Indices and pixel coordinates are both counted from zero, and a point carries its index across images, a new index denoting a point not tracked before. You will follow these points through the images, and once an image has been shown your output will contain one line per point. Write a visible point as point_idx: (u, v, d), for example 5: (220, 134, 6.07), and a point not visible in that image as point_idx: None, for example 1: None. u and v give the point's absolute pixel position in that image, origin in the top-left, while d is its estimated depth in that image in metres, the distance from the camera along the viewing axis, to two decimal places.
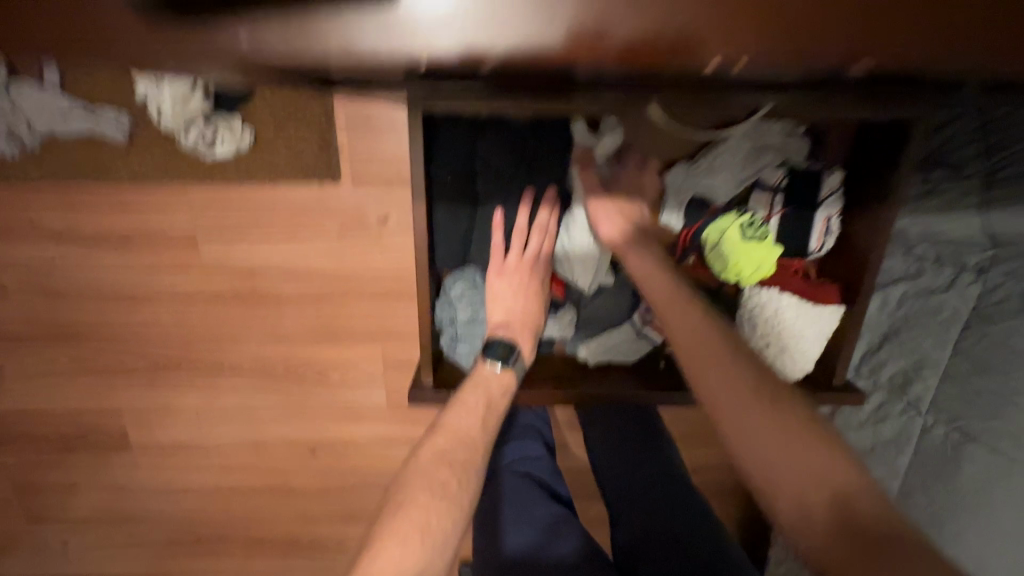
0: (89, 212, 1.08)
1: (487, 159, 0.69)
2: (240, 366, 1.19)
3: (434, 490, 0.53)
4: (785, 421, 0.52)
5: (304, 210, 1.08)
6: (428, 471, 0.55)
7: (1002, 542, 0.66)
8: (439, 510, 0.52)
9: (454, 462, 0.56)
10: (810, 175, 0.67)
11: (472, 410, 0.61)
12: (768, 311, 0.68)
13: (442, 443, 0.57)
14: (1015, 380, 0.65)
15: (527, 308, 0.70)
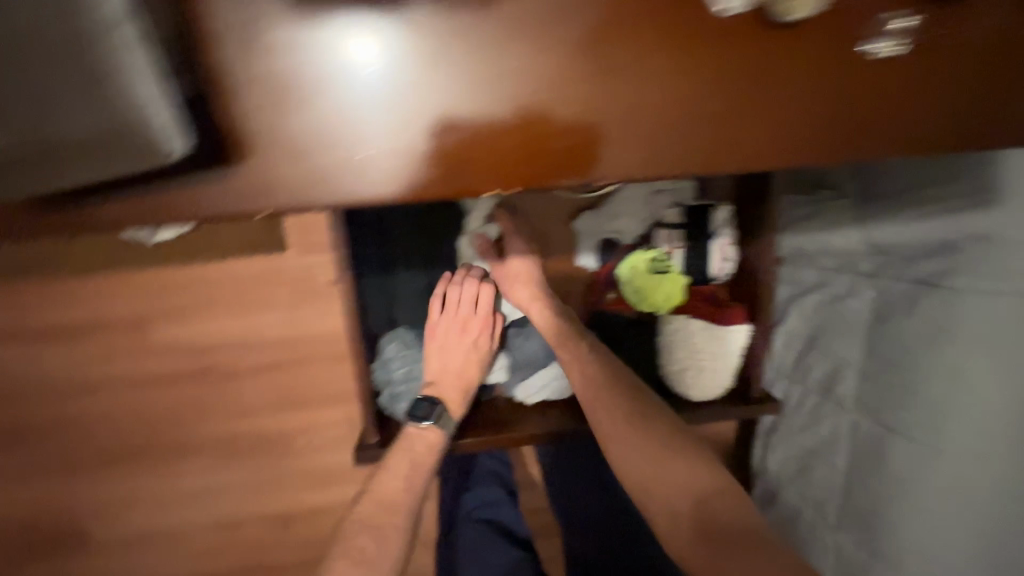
0: (35, 311, 1.09)
1: (405, 234, 0.78)
2: (203, 446, 1.18)
3: (353, 557, 0.62)
4: (653, 440, 0.65)
5: (251, 285, 1.10)
6: (352, 536, 0.65)
7: (930, 523, 0.72)
8: (359, 571, 0.62)
9: (373, 527, 0.66)
10: (699, 212, 0.77)
11: (397, 474, 0.70)
12: (680, 335, 0.75)
13: (366, 509, 0.67)
14: (912, 371, 0.71)
15: (461, 366, 0.76)
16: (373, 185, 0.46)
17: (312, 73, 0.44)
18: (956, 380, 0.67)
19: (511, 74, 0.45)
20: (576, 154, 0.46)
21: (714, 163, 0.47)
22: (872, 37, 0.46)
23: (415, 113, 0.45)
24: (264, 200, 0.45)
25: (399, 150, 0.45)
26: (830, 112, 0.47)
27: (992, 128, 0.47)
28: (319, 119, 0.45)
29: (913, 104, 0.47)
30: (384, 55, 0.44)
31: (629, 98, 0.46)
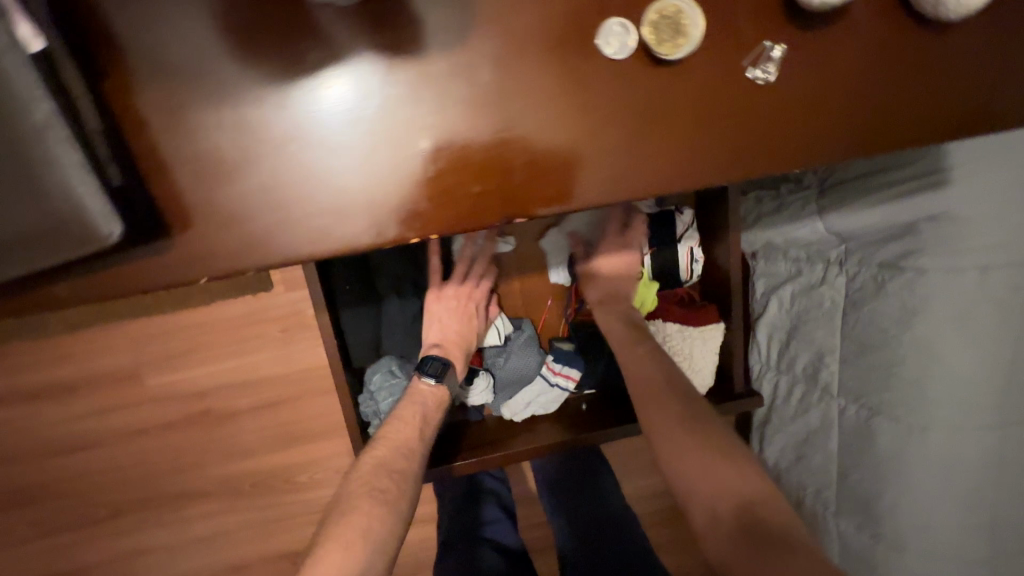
0: (27, 371, 1.08)
1: (380, 263, 0.71)
2: (206, 490, 1.18)
3: (376, 496, 0.58)
4: (706, 441, 0.61)
5: (243, 325, 1.11)
6: (368, 479, 0.59)
7: (919, 494, 0.74)
8: (379, 513, 0.56)
9: (393, 471, 0.61)
10: (665, 217, 0.76)
11: (410, 423, 0.65)
12: (658, 340, 0.77)
13: (382, 453, 0.62)
14: (890, 354, 0.72)
15: (463, 331, 0.71)
16: (343, 237, 0.48)
17: (277, 139, 0.46)
18: (932, 359, 0.68)
19: (463, 120, 0.47)
20: (531, 188, 0.48)
21: (664, 183, 0.49)
22: (753, 64, 0.48)
23: (377, 165, 0.47)
24: (245, 260, 0.48)
25: (365, 201, 0.48)
26: (771, 123, 0.48)
27: (925, 125, 0.49)
28: (287, 180, 0.47)
29: (845, 108, 0.49)
30: (339, 113, 0.46)
31: (578, 132, 0.48)
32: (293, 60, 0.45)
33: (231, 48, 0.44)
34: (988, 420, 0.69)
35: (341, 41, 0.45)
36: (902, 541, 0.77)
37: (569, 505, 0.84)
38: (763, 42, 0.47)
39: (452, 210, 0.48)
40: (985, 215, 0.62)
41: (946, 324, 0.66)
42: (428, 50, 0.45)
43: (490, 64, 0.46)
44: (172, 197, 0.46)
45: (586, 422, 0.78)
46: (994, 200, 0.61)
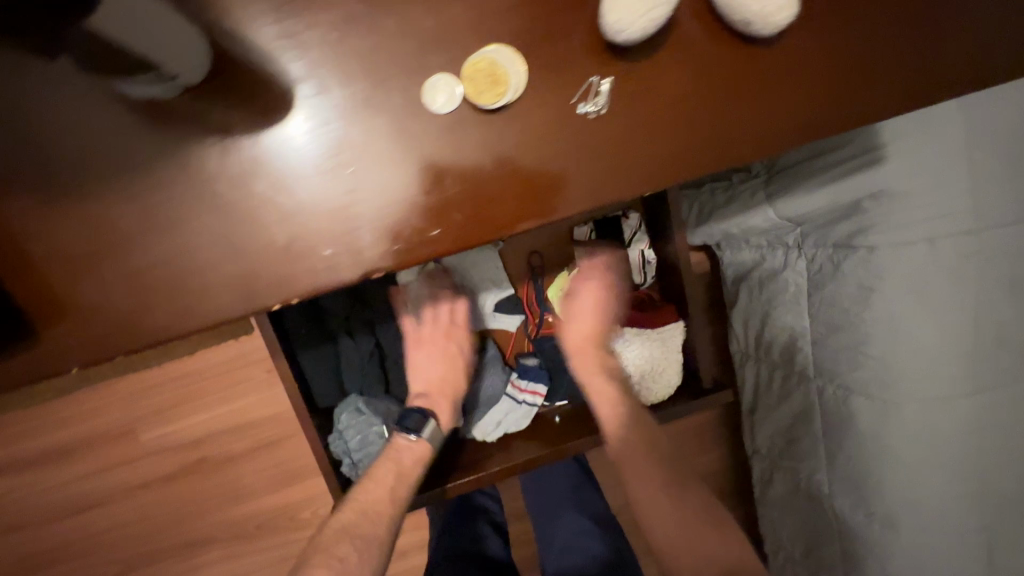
0: (22, 440, 1.09)
1: (329, 305, 0.70)
2: (213, 536, 1.18)
3: (331, 566, 0.55)
4: (680, 497, 0.61)
5: (229, 370, 1.10)
6: (328, 548, 0.57)
7: (904, 467, 0.73)
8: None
9: (355, 536, 0.58)
10: (612, 224, 0.79)
11: (383, 483, 0.63)
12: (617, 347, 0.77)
13: (345, 517, 0.60)
14: (855, 332, 0.71)
15: (446, 375, 0.71)
16: (235, 306, 0.46)
17: (147, 216, 0.45)
18: (896, 332, 0.68)
19: (342, 175, 0.45)
20: (426, 232, 0.46)
21: (582, 202, 0.47)
22: (582, 100, 0.46)
23: (259, 228, 0.45)
24: (136, 340, 0.46)
25: (252, 266, 0.46)
26: (694, 125, 0.47)
27: (846, 110, 0.48)
28: (166, 256, 0.45)
29: (760, 105, 0.47)
30: (207, 183, 0.45)
31: (470, 170, 0.46)
32: (164, 134, 0.44)
33: (92, 136, 0.44)
34: (958, 387, 0.68)
35: (203, 113, 0.44)
36: (895, 520, 0.75)
37: (556, 521, 0.85)
38: (588, 78, 0.46)
39: (376, 252, 0.46)
40: (923, 187, 0.62)
41: (903, 297, 0.66)
42: (340, 94, 0.45)
43: (365, 113, 0.45)
44: (68, 282, 0.45)
45: (559, 435, 0.78)
46: (927, 172, 0.62)
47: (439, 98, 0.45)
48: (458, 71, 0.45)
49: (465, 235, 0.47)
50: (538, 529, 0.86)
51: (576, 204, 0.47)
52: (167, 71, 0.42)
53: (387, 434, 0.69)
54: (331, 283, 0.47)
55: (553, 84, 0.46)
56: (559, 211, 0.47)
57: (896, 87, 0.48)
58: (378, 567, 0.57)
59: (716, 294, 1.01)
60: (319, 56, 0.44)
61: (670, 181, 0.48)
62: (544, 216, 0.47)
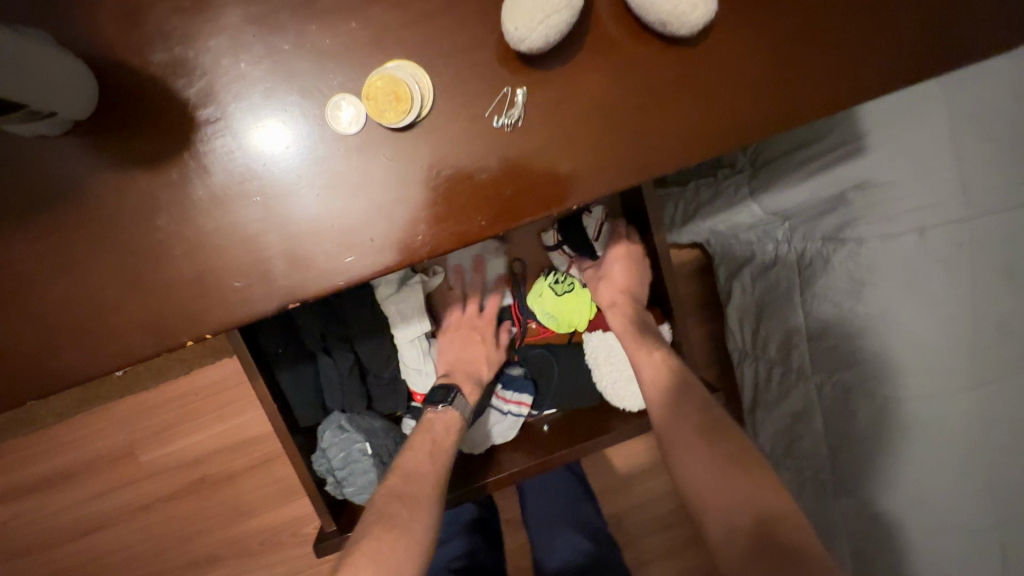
0: (26, 465, 1.10)
1: (306, 323, 0.69)
2: (216, 555, 1.16)
3: (384, 525, 0.59)
4: (714, 453, 0.59)
5: (224, 388, 1.09)
6: (380, 509, 0.61)
7: (910, 471, 0.68)
8: (393, 542, 0.58)
9: (404, 498, 0.61)
10: (574, 219, 0.75)
11: (422, 451, 0.66)
12: (602, 353, 0.76)
13: (395, 482, 0.63)
14: (849, 325, 0.68)
15: (474, 361, 0.75)
16: (156, 342, 0.44)
17: (53, 258, 0.44)
18: (890, 325, 0.65)
19: (252, 206, 0.44)
20: (340, 258, 0.44)
21: (508, 216, 0.45)
22: (496, 112, 0.45)
23: (168, 265, 0.44)
24: (49, 384, 0.45)
25: (164, 306, 0.44)
26: (655, 124, 0.45)
27: (779, 115, 0.46)
28: (93, 292, 0.44)
29: (689, 113, 0.46)
30: (111, 222, 0.44)
31: (379, 197, 0.44)
32: (98, 157, 0.44)
33: (9, 172, 0.43)
34: (961, 379, 0.65)
35: (93, 151, 0.44)
36: (902, 529, 0.70)
37: (552, 538, 0.84)
38: (502, 88, 0.45)
39: (332, 269, 0.44)
40: (908, 175, 0.61)
41: (893, 289, 0.64)
42: (295, 109, 0.44)
43: (282, 140, 0.44)
44: (8, 318, 0.44)
45: (548, 444, 0.77)
46: (910, 160, 0.61)
47: (343, 118, 0.44)
48: (359, 89, 0.44)
49: (425, 247, 0.45)
50: (534, 538, 0.86)
51: (543, 207, 0.45)
52: (41, 111, 0.40)
53: (370, 451, 0.70)
54: (286, 304, 0.44)
55: (490, 92, 0.45)
56: (525, 215, 0.45)
57: (850, 77, 0.46)
58: (428, 522, 0.61)
59: (713, 293, 0.99)
60: (241, 85, 0.44)
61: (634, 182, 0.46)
62: (508, 221, 0.45)
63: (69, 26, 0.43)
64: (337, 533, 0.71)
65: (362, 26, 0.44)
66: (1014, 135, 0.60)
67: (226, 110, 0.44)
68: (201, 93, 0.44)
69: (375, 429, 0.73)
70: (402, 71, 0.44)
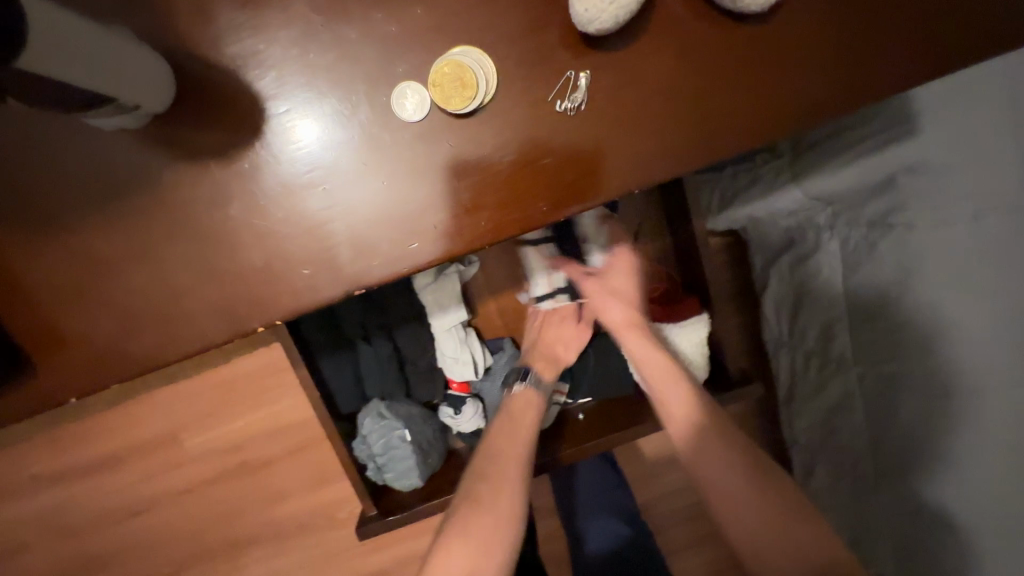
0: (78, 449, 1.15)
1: (346, 316, 0.70)
2: (254, 537, 1.19)
3: (473, 507, 0.58)
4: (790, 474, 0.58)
5: (263, 377, 1.12)
6: (465, 491, 0.60)
7: (968, 470, 0.63)
8: (482, 526, 0.57)
9: (488, 480, 0.60)
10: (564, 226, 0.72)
11: (507, 435, 0.65)
12: None
13: (477, 466, 0.63)
14: (898, 313, 0.65)
15: (563, 343, 0.75)
16: (226, 328, 0.46)
17: (130, 249, 0.45)
18: (938, 316, 0.62)
19: (316, 195, 0.45)
20: (406, 246, 0.45)
21: (570, 201, 0.44)
22: (559, 96, 0.45)
23: (241, 253, 0.45)
24: (123, 369, 0.46)
25: (235, 293, 0.45)
26: (704, 108, 0.44)
27: (840, 96, 0.44)
28: (154, 282, 0.45)
29: (750, 92, 0.44)
30: (175, 213, 0.45)
31: (441, 185, 0.45)
32: (163, 148, 0.45)
33: (80, 165, 0.45)
34: None
35: (171, 143, 0.45)
36: (946, 529, 0.66)
37: (586, 522, 0.84)
38: (565, 72, 0.45)
39: (382, 259, 0.45)
40: (963, 159, 0.58)
41: (942, 278, 0.61)
42: (344, 100, 0.45)
43: (347, 130, 0.45)
44: (76, 307, 0.46)
45: (584, 433, 0.77)
46: (969, 140, 0.58)
47: (409, 105, 0.45)
48: (425, 77, 0.44)
49: (473, 236, 0.45)
50: (570, 527, 0.86)
51: (592, 195, 0.45)
52: (128, 104, 0.42)
53: (409, 437, 0.71)
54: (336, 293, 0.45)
55: (547, 75, 0.45)
56: (573, 202, 0.44)
57: (908, 54, 0.44)
58: (514, 504, 0.59)
59: (746, 284, 0.97)
60: (301, 75, 0.45)
61: (685, 166, 0.45)
62: (557, 209, 0.44)
63: (137, 19, 0.44)
64: (379, 516, 0.73)
65: (421, 14, 0.45)
66: None
67: (276, 100, 0.45)
68: (263, 85, 0.45)
69: (414, 416, 0.74)
70: (469, 57, 0.44)
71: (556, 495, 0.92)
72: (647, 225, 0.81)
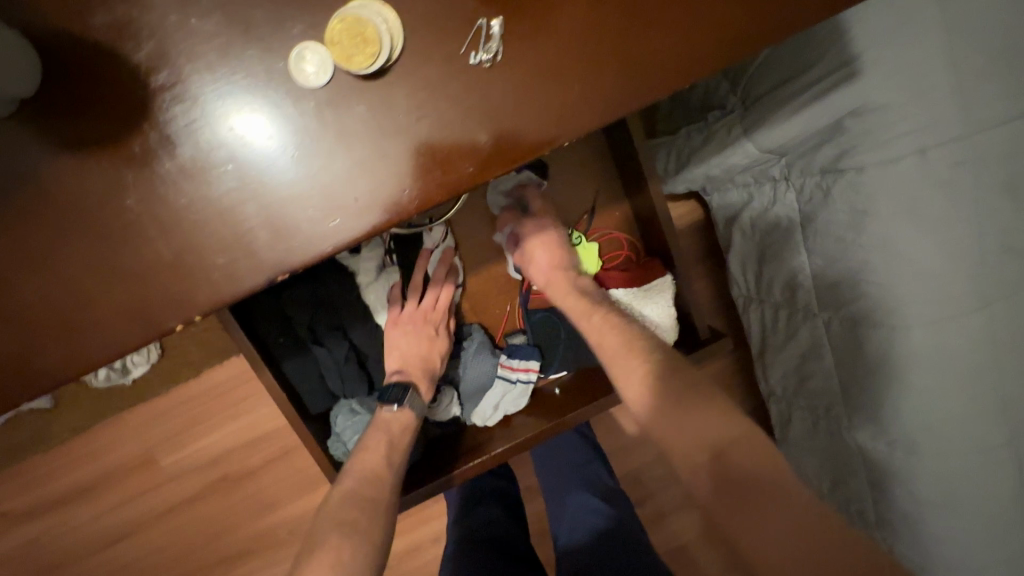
0: (48, 481, 1.10)
1: (301, 306, 0.69)
2: (245, 551, 1.16)
3: (342, 528, 0.56)
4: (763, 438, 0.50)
5: (235, 387, 1.08)
6: (334, 513, 0.58)
7: (927, 401, 0.65)
8: (348, 544, 0.54)
9: (361, 499, 0.59)
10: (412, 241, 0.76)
11: (377, 452, 0.64)
12: None
13: (349, 484, 0.61)
14: (853, 255, 0.66)
15: (421, 350, 0.72)
16: (152, 329, 0.43)
17: (16, 257, 0.43)
18: (892, 253, 0.63)
19: (213, 180, 0.43)
20: (325, 222, 0.43)
21: (496, 164, 0.43)
22: (472, 48, 0.43)
23: (135, 251, 0.43)
24: (40, 382, 0.44)
25: (136, 299, 0.43)
26: (635, 54, 0.43)
27: (743, 29, 0.44)
28: (75, 290, 0.43)
29: (681, 35, 0.44)
30: (80, 204, 0.42)
31: (356, 154, 0.43)
32: (49, 133, 0.42)
33: None
34: (966, 301, 0.62)
35: (49, 135, 0.42)
36: (915, 457, 0.68)
37: (566, 498, 0.85)
38: (475, 22, 0.43)
39: (314, 241, 0.43)
40: (904, 98, 0.58)
41: (891, 214, 0.62)
42: (253, 72, 0.43)
43: (255, 104, 0.43)
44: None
45: (561, 405, 0.78)
46: (906, 80, 0.58)
47: (310, 70, 0.42)
48: (323, 35, 0.42)
49: (411, 204, 0.43)
50: (552, 507, 0.87)
51: (531, 150, 0.43)
52: None
53: None
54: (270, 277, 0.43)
55: (456, 36, 0.43)
56: (512, 160, 0.43)
57: None
58: (383, 526, 0.58)
59: (712, 244, 0.98)
60: (194, 46, 0.42)
61: (622, 114, 0.44)
62: (493, 167, 0.43)
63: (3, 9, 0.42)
64: None
65: None
66: (1008, 45, 0.58)
67: (179, 79, 0.42)
68: (158, 65, 0.42)
69: None
70: (367, 10, 0.42)
71: (539, 478, 0.93)
72: (604, 193, 0.80)
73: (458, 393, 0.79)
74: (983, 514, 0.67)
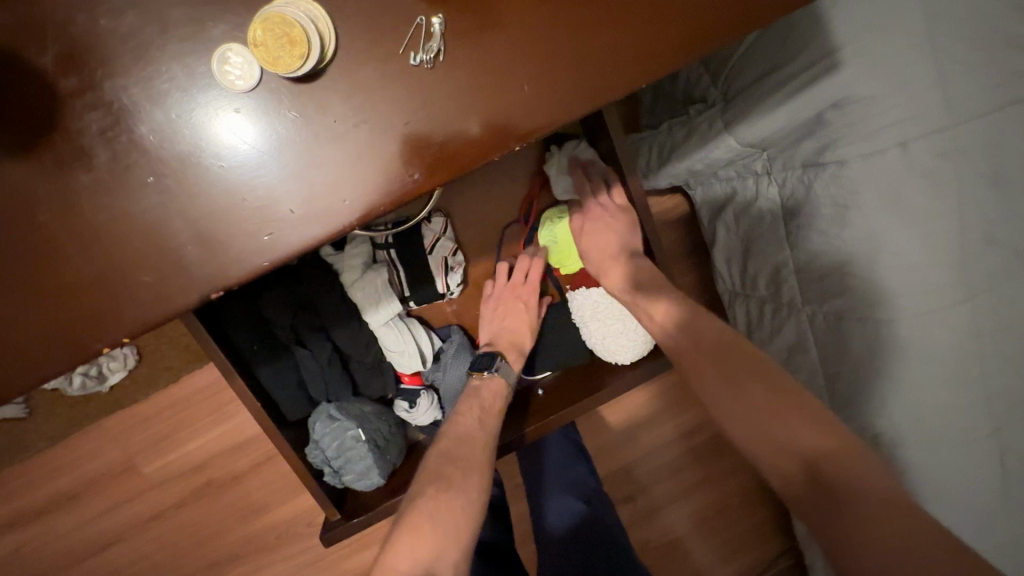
0: (29, 490, 1.08)
1: (277, 313, 0.66)
2: (233, 555, 1.14)
3: (434, 500, 0.57)
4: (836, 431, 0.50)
5: (218, 391, 1.07)
6: (435, 469, 0.60)
7: (916, 395, 0.64)
8: (454, 502, 0.57)
9: (458, 458, 0.61)
10: (413, 234, 0.74)
11: (470, 416, 0.66)
12: (590, 307, 0.74)
13: (445, 446, 0.63)
14: (835, 248, 0.65)
15: (513, 327, 0.75)
16: (97, 342, 0.42)
17: None
18: (878, 248, 0.62)
19: (145, 188, 0.41)
20: (257, 237, 0.41)
21: (444, 171, 0.42)
22: (412, 48, 0.42)
23: (68, 264, 0.41)
24: None
25: (72, 314, 0.41)
26: (596, 53, 0.42)
27: (703, 22, 0.43)
28: (11, 305, 0.41)
29: (645, 31, 0.42)
30: (11, 214, 0.41)
31: (296, 162, 0.41)
32: None
33: None
34: (950, 294, 0.61)
35: None
36: (901, 451, 0.67)
37: (550, 501, 0.84)
38: (415, 19, 0.41)
39: (249, 259, 0.41)
40: (886, 91, 0.57)
41: (877, 207, 0.60)
42: (185, 78, 0.41)
43: (179, 112, 0.41)
44: None
45: (544, 406, 0.77)
46: (888, 73, 0.57)
47: (233, 74, 0.41)
48: (247, 35, 0.41)
49: (354, 213, 0.42)
50: (537, 509, 0.86)
51: (479, 154, 0.42)
52: None
53: (363, 437, 0.71)
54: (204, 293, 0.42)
55: (402, 35, 0.41)
56: (467, 165, 0.42)
57: None
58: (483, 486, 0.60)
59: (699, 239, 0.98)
60: (126, 48, 0.41)
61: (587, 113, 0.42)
62: (437, 172, 0.42)
63: None
64: (342, 520, 0.71)
65: None
66: (989, 35, 0.57)
67: (109, 84, 0.41)
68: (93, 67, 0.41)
69: (366, 414, 0.74)
70: (294, 8, 0.40)
71: (523, 475, 0.91)
72: None
73: (439, 396, 0.78)
74: (967, 504, 0.67)
